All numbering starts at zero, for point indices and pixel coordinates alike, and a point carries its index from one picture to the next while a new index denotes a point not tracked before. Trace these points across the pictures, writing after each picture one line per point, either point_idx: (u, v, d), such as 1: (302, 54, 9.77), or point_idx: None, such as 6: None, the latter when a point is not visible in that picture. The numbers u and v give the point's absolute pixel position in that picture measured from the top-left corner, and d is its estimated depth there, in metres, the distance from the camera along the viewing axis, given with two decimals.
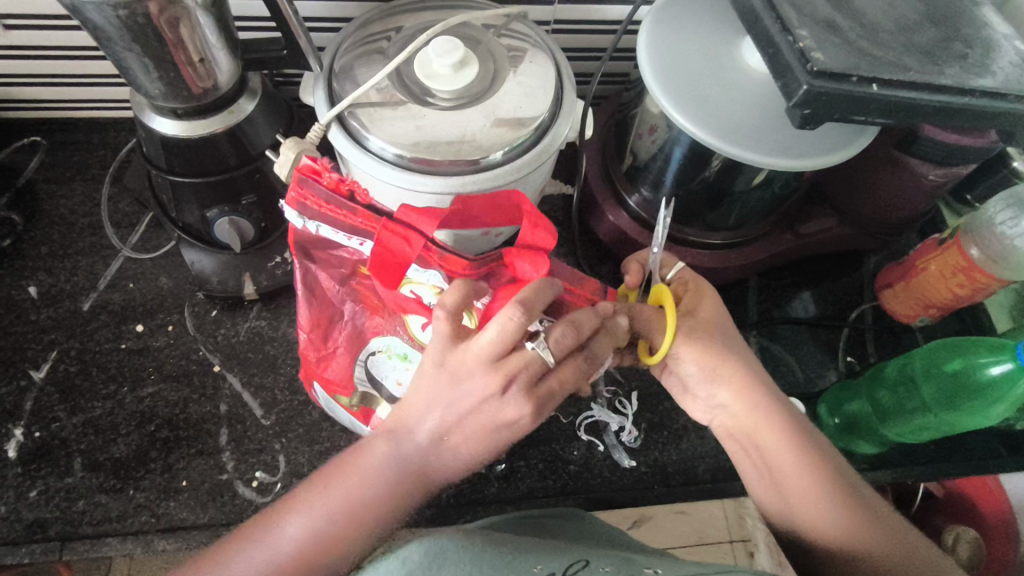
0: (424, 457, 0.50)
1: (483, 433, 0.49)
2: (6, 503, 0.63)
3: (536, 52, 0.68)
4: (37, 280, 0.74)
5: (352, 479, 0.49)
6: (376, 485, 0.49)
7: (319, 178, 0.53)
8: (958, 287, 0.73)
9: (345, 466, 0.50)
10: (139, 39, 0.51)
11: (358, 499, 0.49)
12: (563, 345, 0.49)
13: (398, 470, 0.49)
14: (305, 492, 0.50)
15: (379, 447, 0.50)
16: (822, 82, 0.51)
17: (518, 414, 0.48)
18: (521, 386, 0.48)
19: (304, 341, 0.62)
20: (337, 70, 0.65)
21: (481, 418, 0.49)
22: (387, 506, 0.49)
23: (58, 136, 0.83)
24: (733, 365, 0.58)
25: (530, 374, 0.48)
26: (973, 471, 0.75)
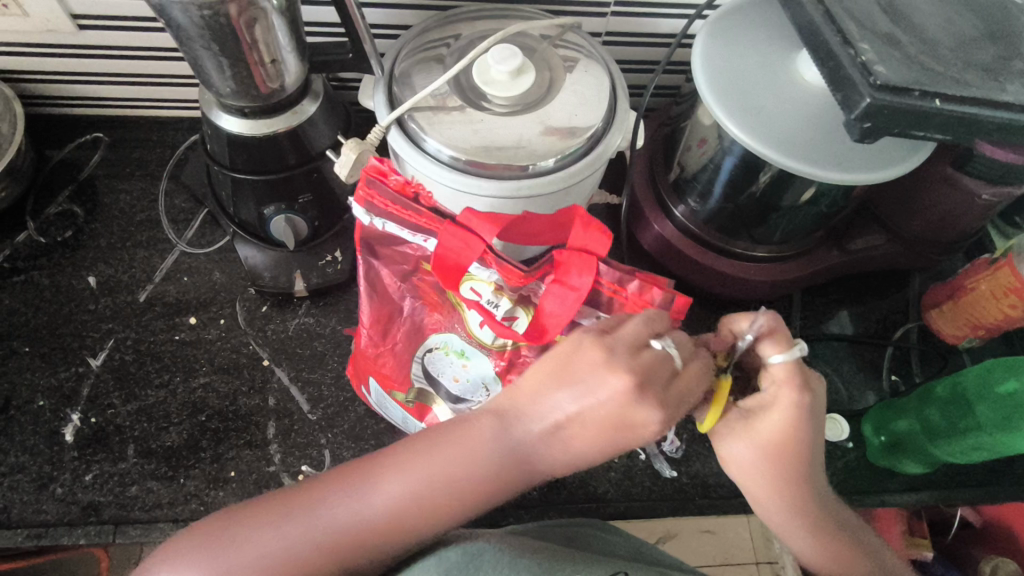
0: (533, 451, 0.46)
1: (597, 428, 0.44)
2: (63, 485, 0.65)
3: (591, 62, 0.69)
4: (97, 270, 0.76)
5: (455, 460, 0.46)
6: (479, 471, 0.46)
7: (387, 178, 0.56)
8: (1009, 307, 0.72)
9: (446, 438, 0.47)
10: (218, 38, 0.53)
11: (457, 481, 0.46)
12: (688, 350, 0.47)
13: (504, 462, 0.46)
14: (400, 457, 0.48)
15: (488, 430, 0.47)
16: (883, 95, 0.51)
17: (641, 414, 0.43)
18: (649, 382, 0.44)
19: (365, 336, 0.64)
20: (397, 74, 0.66)
21: (604, 411, 0.44)
22: (487, 492, 0.46)
23: (120, 133, 0.86)
24: (772, 473, 0.51)
25: (657, 371, 0.45)
26: (1021, 496, 0.73)
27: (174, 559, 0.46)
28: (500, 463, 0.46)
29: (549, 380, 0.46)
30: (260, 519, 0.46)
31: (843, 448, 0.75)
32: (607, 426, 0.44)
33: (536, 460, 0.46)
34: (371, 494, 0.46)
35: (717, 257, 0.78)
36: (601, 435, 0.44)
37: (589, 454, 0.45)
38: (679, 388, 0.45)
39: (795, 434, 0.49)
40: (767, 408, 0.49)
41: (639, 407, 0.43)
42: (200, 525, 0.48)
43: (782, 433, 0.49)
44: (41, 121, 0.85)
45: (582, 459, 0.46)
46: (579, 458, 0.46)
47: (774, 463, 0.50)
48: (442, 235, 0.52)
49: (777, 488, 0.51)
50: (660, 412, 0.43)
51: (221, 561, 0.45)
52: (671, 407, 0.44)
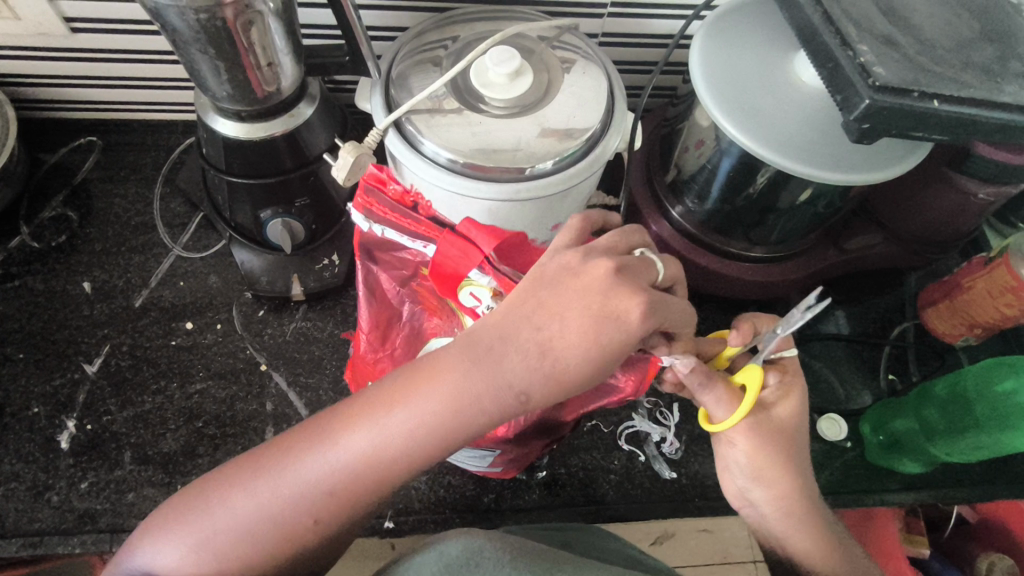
0: (505, 381, 0.43)
1: (579, 337, 0.42)
2: (59, 493, 0.64)
3: (588, 63, 0.69)
4: (92, 275, 0.76)
5: (421, 397, 0.44)
6: (449, 405, 0.43)
7: (385, 186, 0.54)
8: (1006, 306, 0.73)
9: (421, 376, 0.44)
10: (214, 42, 0.52)
11: (426, 419, 0.44)
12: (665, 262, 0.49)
13: (473, 393, 0.43)
14: (366, 403, 0.45)
15: (455, 362, 0.44)
16: (883, 96, 0.51)
17: (629, 305, 0.43)
18: (632, 278, 0.44)
19: (364, 342, 0.62)
20: (394, 77, 0.66)
21: (591, 316, 0.43)
22: (458, 428, 0.44)
23: (114, 137, 0.85)
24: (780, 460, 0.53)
25: (640, 269, 0.46)
26: (1018, 494, 0.74)
27: (153, 531, 0.45)
28: (469, 395, 0.43)
29: (529, 293, 0.45)
30: (237, 475, 0.45)
31: (842, 448, 0.75)
32: (590, 336, 0.42)
33: (507, 388, 0.43)
34: (339, 443, 0.44)
35: (714, 257, 0.78)
36: (584, 340, 0.42)
37: (566, 368, 0.43)
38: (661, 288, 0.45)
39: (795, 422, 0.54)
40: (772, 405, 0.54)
41: (623, 300, 0.43)
42: (181, 497, 0.46)
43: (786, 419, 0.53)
44: (34, 124, 0.84)
45: (559, 380, 0.43)
46: (555, 377, 0.43)
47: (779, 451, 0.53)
48: (442, 245, 0.52)
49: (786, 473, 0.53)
50: (646, 301, 0.43)
51: (200, 528, 0.44)
52: (659, 305, 0.44)
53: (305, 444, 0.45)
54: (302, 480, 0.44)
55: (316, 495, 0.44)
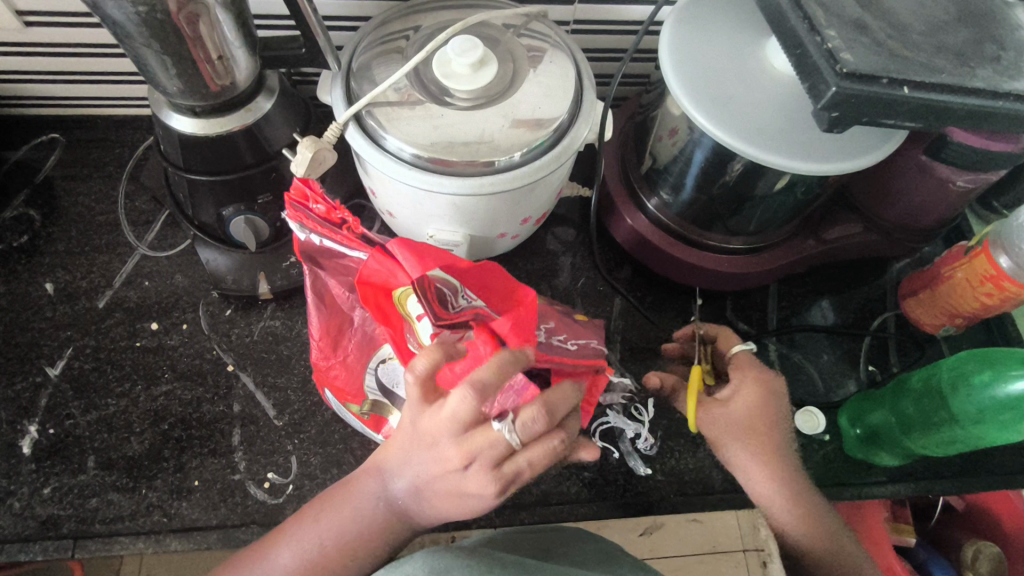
0: (402, 507, 0.53)
1: (446, 498, 0.50)
2: (20, 499, 0.63)
3: (556, 52, 0.67)
4: (54, 276, 0.74)
5: (337, 517, 0.54)
6: (357, 526, 0.53)
7: (307, 205, 0.54)
8: (986, 295, 0.71)
9: (341, 497, 0.54)
10: (157, 35, 0.51)
11: (339, 537, 0.53)
12: (532, 430, 0.47)
13: (379, 513, 0.53)
14: (294, 526, 0.55)
15: (363, 489, 0.54)
16: (850, 84, 0.50)
17: (481, 491, 0.48)
18: (484, 465, 0.47)
19: (315, 350, 0.61)
20: (355, 69, 0.64)
21: (448, 484, 0.49)
22: (366, 548, 0.53)
23: (77, 133, 0.83)
24: (767, 444, 0.61)
25: (495, 455, 0.47)
26: (999, 484, 0.73)
27: None
28: (374, 518, 0.53)
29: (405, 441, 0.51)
30: None
31: (820, 441, 0.74)
32: (454, 497, 0.49)
33: (408, 515, 0.53)
34: (273, 561, 0.53)
35: (689, 250, 0.76)
36: (454, 504, 0.49)
37: (449, 507, 0.50)
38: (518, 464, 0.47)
39: (762, 405, 0.62)
40: (733, 401, 0.62)
41: (478, 488, 0.47)
42: None
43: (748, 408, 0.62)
44: None
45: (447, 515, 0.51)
46: (442, 510, 0.51)
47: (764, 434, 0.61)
48: (370, 260, 0.53)
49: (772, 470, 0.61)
50: (489, 475, 0.47)
51: None
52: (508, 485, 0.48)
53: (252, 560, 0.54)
54: None
55: None
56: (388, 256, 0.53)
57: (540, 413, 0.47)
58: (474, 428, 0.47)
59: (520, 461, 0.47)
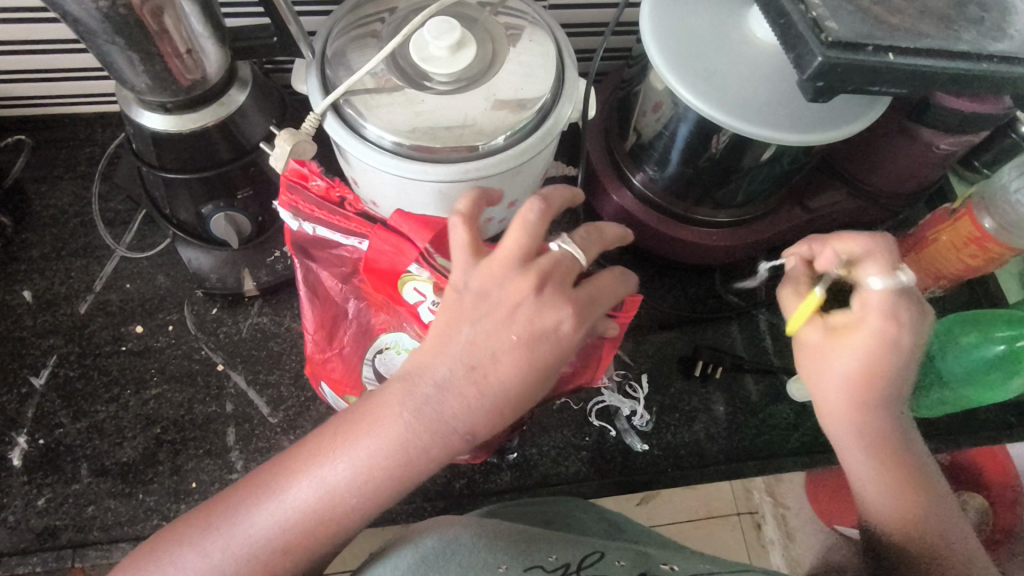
0: (445, 409, 0.45)
1: (512, 359, 0.45)
2: (14, 512, 0.62)
3: (536, 29, 0.65)
4: (32, 283, 0.72)
5: (363, 441, 0.45)
6: (392, 439, 0.45)
7: (309, 182, 0.55)
8: (970, 257, 0.72)
9: (363, 413, 0.46)
10: (121, 30, 0.49)
11: (373, 462, 0.45)
12: (588, 240, 0.50)
13: (413, 416, 0.45)
14: (310, 451, 0.46)
15: (393, 396, 0.46)
16: (835, 53, 0.49)
17: (555, 314, 0.45)
18: (556, 287, 0.46)
19: (310, 343, 0.61)
20: (330, 56, 0.62)
21: (519, 326, 0.45)
22: (403, 460, 0.44)
23: (44, 134, 0.80)
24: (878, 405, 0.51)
25: (563, 271, 0.47)
26: (986, 441, 0.74)
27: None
28: (410, 427, 0.45)
29: (448, 316, 0.47)
30: (175, 544, 0.47)
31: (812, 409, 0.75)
32: (520, 346, 0.45)
33: (451, 425, 0.45)
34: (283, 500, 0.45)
35: (675, 224, 0.77)
36: (518, 363, 0.44)
37: (501, 381, 0.45)
38: (581, 293, 0.47)
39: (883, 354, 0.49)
40: (863, 320, 0.50)
41: (551, 312, 0.45)
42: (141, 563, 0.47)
43: (870, 350, 0.49)
44: None
45: (504, 400, 0.45)
46: (498, 394, 0.45)
47: (873, 381, 0.50)
48: (374, 239, 0.53)
49: (859, 417, 0.51)
50: (560, 294, 0.46)
51: None
52: (583, 306, 0.47)
53: (256, 497, 0.46)
54: (257, 535, 0.45)
55: (286, 540, 0.45)
56: (392, 234, 0.53)
57: (591, 233, 0.51)
58: (537, 258, 0.47)
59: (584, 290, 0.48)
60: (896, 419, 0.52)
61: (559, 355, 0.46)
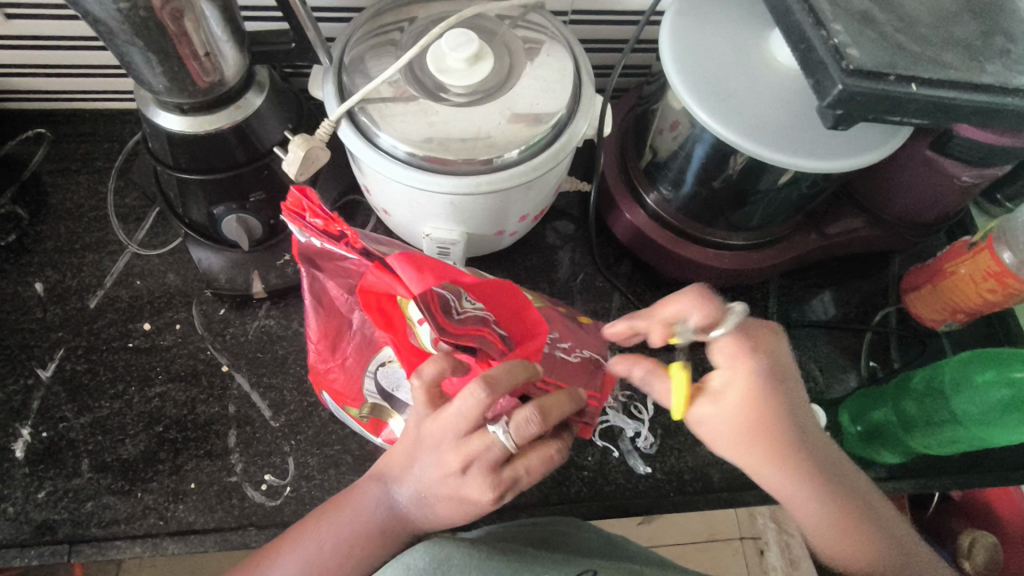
0: (405, 514, 0.53)
1: (449, 504, 0.50)
2: (14, 504, 0.63)
3: (554, 44, 0.65)
4: (44, 276, 0.73)
5: (340, 522, 0.54)
6: (358, 529, 0.54)
7: (304, 216, 0.52)
8: (989, 291, 0.71)
9: (347, 498, 0.56)
10: (140, 32, 0.49)
11: (340, 543, 0.54)
12: (525, 432, 0.48)
13: (379, 515, 0.54)
14: (302, 529, 0.56)
15: (369, 493, 0.55)
16: (857, 81, 0.48)
17: (479, 496, 0.48)
18: (482, 470, 0.48)
19: (312, 352, 0.60)
20: (347, 63, 0.62)
21: (448, 489, 0.50)
22: (365, 549, 0.53)
23: (64, 128, 0.81)
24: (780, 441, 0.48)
25: (493, 459, 0.48)
26: (998, 481, 0.73)
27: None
28: (377, 523, 0.54)
29: (408, 445, 0.53)
30: None
31: None
32: (452, 501, 0.50)
33: (410, 524, 0.54)
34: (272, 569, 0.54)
35: (690, 245, 0.75)
36: (452, 506, 0.50)
37: (440, 510, 0.51)
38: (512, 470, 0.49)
39: (755, 381, 0.48)
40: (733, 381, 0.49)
41: (474, 492, 0.48)
42: None
43: (746, 388, 0.48)
44: None
45: (445, 520, 0.52)
46: (440, 514, 0.52)
47: (773, 427, 0.48)
48: (370, 275, 0.51)
49: (789, 477, 0.49)
50: (482, 477, 0.48)
51: None
52: (506, 489, 0.49)
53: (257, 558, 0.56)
54: None
55: None
56: (388, 270, 0.52)
57: (535, 418, 0.48)
58: (477, 434, 0.48)
59: (517, 467, 0.49)
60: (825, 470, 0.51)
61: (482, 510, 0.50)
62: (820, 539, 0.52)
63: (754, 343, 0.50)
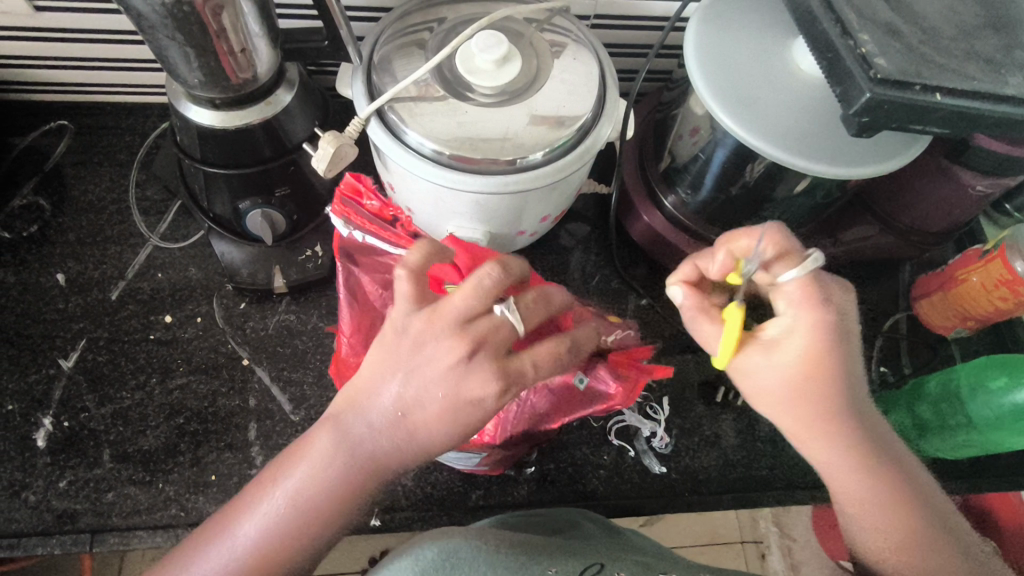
0: (377, 450, 0.45)
1: (443, 415, 0.44)
2: (36, 493, 0.63)
3: (579, 47, 0.66)
4: (66, 267, 0.73)
5: (302, 470, 0.46)
6: (327, 477, 0.45)
7: (361, 201, 0.58)
8: (1000, 300, 0.72)
9: (302, 448, 0.47)
10: (182, 27, 0.49)
11: (308, 493, 0.45)
12: (530, 311, 0.49)
13: (350, 457, 0.45)
14: (253, 491, 0.47)
15: (324, 439, 0.46)
16: (883, 90, 0.49)
17: (481, 390, 0.44)
18: (486, 352, 0.45)
19: (344, 345, 0.61)
20: (376, 62, 0.63)
21: (445, 391, 0.44)
22: (339, 497, 0.45)
23: (86, 120, 0.81)
24: (830, 410, 0.48)
25: (495, 339, 0.46)
26: (1006, 486, 0.74)
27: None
28: (347, 464, 0.45)
29: (384, 362, 0.47)
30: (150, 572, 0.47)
31: None
32: (447, 410, 0.44)
33: (384, 465, 0.46)
34: (233, 536, 0.45)
35: (706, 247, 0.76)
36: (443, 419, 0.44)
37: (426, 433, 0.45)
38: (517, 362, 0.46)
39: (822, 340, 0.47)
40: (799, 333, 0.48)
41: (476, 385, 0.44)
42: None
43: (811, 339, 0.47)
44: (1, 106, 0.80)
45: (430, 447, 0.45)
46: (424, 442, 0.45)
47: (834, 390, 0.47)
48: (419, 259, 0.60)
49: (840, 448, 0.49)
50: (482, 358, 0.45)
51: None
52: (512, 380, 0.45)
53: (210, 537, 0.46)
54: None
55: None
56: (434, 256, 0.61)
57: (539, 301, 0.50)
58: (475, 320, 0.46)
59: (522, 358, 0.46)
60: (879, 441, 0.50)
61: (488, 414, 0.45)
62: (868, 524, 0.50)
63: (826, 294, 0.48)
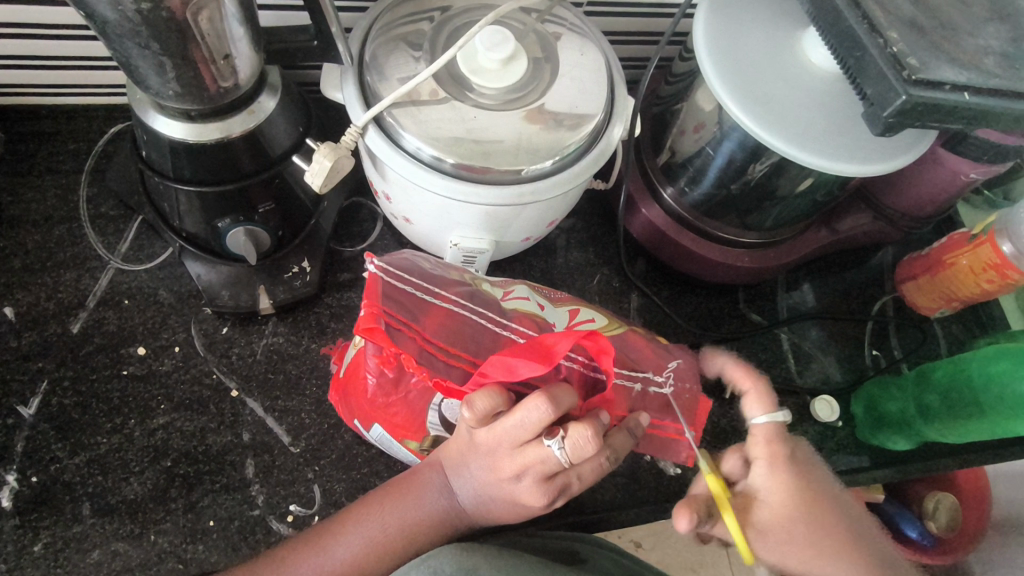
0: (464, 506, 0.54)
1: (507, 503, 0.51)
2: (6, 560, 0.56)
3: (585, 41, 0.62)
4: (14, 299, 0.64)
5: (404, 504, 0.54)
6: (417, 517, 0.54)
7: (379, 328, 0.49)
8: (987, 281, 0.73)
9: (410, 483, 0.55)
10: (158, 35, 0.42)
11: (396, 528, 0.54)
12: (582, 451, 0.45)
13: (440, 508, 0.54)
14: (357, 511, 0.55)
15: (430, 481, 0.55)
16: (917, 91, 0.48)
17: (533, 500, 0.49)
18: (537, 476, 0.48)
19: (374, 383, 0.56)
20: (368, 61, 0.57)
21: (506, 490, 0.50)
22: (424, 533, 0.54)
23: (18, 126, 0.71)
24: (820, 521, 0.50)
25: (547, 468, 0.48)
26: (990, 459, 0.78)
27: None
28: (436, 511, 0.54)
29: (463, 443, 0.53)
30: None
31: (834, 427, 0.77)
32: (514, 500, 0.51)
33: (469, 517, 0.55)
34: (331, 552, 0.53)
35: (710, 244, 0.74)
36: (510, 506, 0.52)
37: (499, 503, 0.52)
38: (566, 476, 0.49)
39: (789, 477, 0.50)
40: (763, 489, 0.51)
41: (531, 497, 0.49)
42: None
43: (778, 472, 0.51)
44: None
45: (506, 514, 0.53)
46: (500, 506, 0.53)
47: (812, 502, 0.50)
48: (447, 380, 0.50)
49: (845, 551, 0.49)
50: (533, 479, 0.48)
51: None
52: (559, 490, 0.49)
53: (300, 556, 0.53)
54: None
55: None
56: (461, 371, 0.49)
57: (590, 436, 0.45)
58: (530, 444, 0.47)
59: (569, 475, 0.49)
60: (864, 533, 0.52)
61: (534, 512, 0.51)
62: None
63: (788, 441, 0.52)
